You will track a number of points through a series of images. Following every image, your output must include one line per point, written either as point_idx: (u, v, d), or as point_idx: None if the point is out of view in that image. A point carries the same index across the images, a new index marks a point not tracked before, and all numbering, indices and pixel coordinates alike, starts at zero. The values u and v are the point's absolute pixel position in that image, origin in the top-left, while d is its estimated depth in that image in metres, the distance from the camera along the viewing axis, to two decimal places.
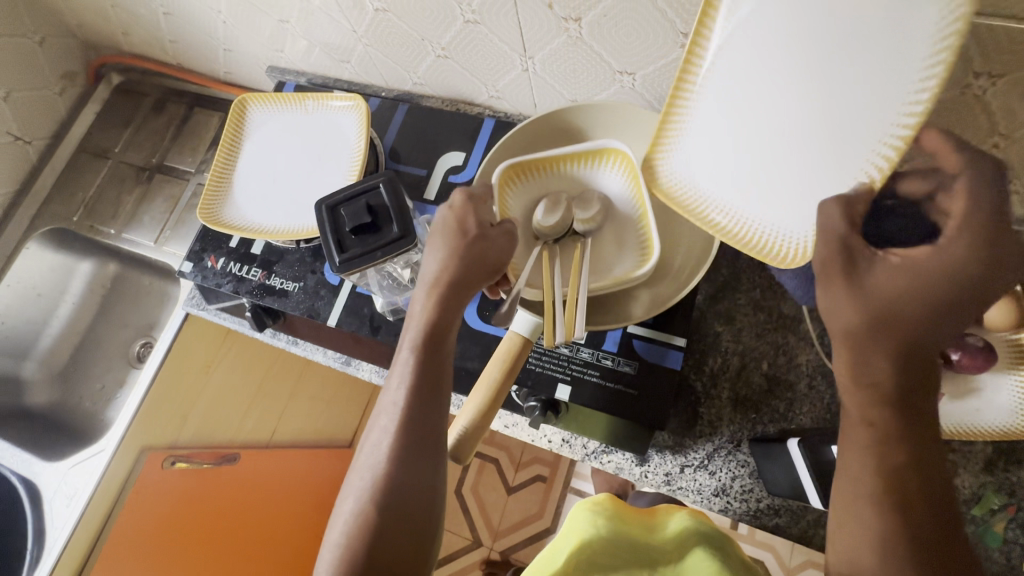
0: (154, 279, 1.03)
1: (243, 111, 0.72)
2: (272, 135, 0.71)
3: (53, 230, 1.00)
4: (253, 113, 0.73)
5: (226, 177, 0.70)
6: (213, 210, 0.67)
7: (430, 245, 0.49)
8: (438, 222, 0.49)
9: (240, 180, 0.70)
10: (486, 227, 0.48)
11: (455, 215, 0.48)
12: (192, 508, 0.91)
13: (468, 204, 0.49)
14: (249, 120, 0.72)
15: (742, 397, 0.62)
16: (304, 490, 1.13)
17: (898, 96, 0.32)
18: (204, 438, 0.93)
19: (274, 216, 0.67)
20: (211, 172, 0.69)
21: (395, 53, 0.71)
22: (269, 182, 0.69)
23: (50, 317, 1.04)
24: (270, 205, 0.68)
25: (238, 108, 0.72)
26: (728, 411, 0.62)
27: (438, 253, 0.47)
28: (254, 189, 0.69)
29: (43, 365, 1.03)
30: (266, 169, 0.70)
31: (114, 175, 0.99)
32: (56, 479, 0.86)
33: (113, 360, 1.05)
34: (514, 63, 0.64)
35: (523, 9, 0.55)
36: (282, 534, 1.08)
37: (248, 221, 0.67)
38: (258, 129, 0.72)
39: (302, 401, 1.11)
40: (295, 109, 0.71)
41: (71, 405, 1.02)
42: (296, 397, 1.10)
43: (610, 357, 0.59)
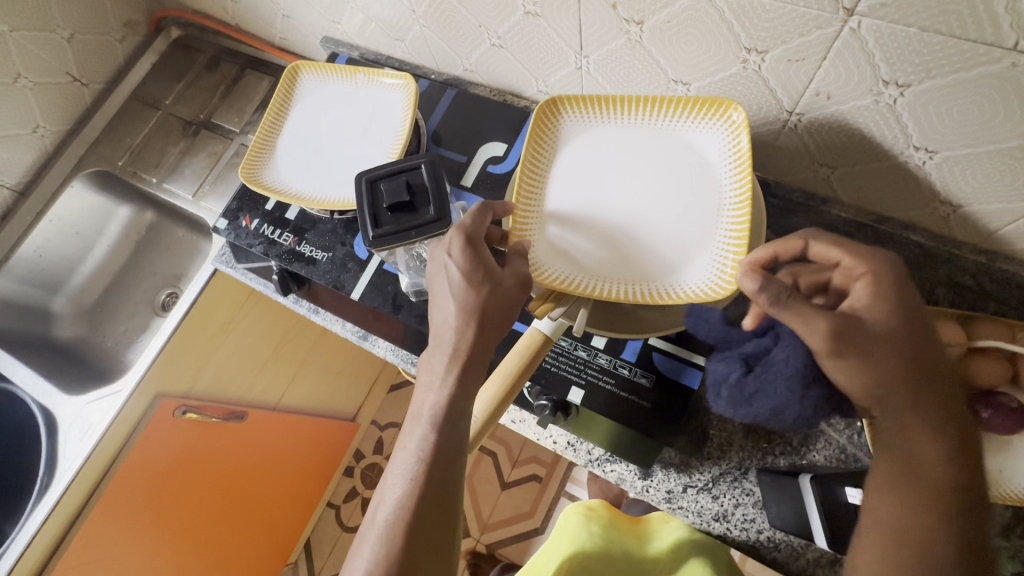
0: (184, 232, 1.09)
1: (295, 77, 0.73)
2: (317, 103, 0.72)
3: (98, 172, 1.01)
4: (304, 81, 0.73)
5: (271, 141, 0.71)
6: (255, 170, 0.68)
7: (441, 298, 0.47)
8: (450, 270, 0.47)
9: (283, 144, 0.71)
10: (496, 273, 0.47)
11: (465, 263, 0.46)
12: (195, 456, 0.93)
13: (466, 250, 0.47)
14: (299, 85, 0.73)
15: (756, 425, 0.61)
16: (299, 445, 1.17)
17: (724, 182, 0.50)
18: (215, 392, 0.95)
19: (312, 183, 0.68)
20: (257, 134, 0.70)
21: (450, 37, 0.71)
22: (308, 150, 0.70)
23: (85, 256, 1.07)
24: (307, 173, 0.69)
25: (289, 73, 0.73)
26: (740, 437, 0.60)
27: (451, 308, 0.46)
28: (293, 154, 0.70)
29: (72, 302, 1.06)
30: (308, 135, 0.70)
31: (161, 126, 1.00)
32: (73, 412, 0.84)
33: (139, 305, 1.08)
34: (569, 60, 0.63)
35: (586, 5, 0.54)
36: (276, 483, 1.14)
37: (286, 186, 0.68)
38: (307, 96, 0.72)
39: (309, 366, 1.13)
40: (346, 82, 0.72)
41: (94, 343, 1.05)
42: (308, 364, 1.12)
43: (627, 366, 0.58)
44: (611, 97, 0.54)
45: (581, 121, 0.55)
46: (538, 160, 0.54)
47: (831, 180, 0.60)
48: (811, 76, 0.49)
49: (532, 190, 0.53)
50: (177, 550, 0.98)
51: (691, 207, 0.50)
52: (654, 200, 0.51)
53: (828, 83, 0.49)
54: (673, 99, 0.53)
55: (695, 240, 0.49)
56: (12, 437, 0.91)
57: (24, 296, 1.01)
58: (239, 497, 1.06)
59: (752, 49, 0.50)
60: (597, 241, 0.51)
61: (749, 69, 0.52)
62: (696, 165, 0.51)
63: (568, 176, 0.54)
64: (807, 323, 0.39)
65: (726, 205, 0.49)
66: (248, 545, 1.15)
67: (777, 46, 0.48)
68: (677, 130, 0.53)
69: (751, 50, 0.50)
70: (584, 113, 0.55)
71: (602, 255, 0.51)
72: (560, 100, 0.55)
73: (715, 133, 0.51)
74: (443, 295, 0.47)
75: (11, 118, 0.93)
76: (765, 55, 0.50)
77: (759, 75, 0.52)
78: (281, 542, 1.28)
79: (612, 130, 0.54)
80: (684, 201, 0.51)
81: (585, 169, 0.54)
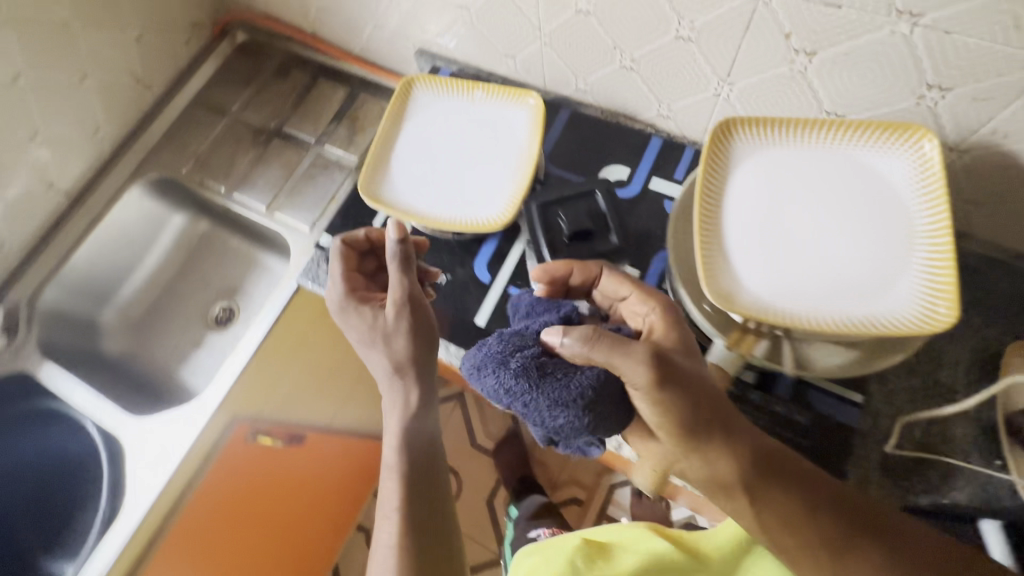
0: (241, 244, 1.05)
1: (408, 90, 0.70)
2: (434, 120, 0.69)
3: (159, 179, 0.96)
4: (418, 95, 0.71)
5: (385, 156, 0.68)
6: (373, 188, 0.66)
7: (369, 349, 0.59)
8: (357, 323, 0.60)
9: (398, 160, 0.68)
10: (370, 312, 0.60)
11: (346, 307, 0.61)
12: (259, 480, 0.89)
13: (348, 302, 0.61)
14: (412, 99, 0.70)
15: (892, 463, 0.56)
16: (345, 466, 1.13)
17: (914, 210, 0.48)
18: (281, 415, 0.90)
19: (434, 204, 0.65)
20: (372, 149, 0.67)
21: (573, 57, 0.69)
22: (426, 168, 0.67)
23: (136, 266, 1.01)
24: (427, 191, 0.66)
25: (404, 87, 0.70)
26: (878, 475, 0.56)
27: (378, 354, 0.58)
28: (410, 172, 0.67)
29: (121, 314, 1.00)
30: (426, 152, 0.68)
31: (229, 134, 0.96)
32: (142, 437, 0.78)
33: (190, 319, 1.02)
34: (708, 87, 0.62)
35: (754, 34, 0.53)
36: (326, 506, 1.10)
37: (405, 204, 0.65)
38: (421, 110, 0.70)
39: (361, 384, 1.10)
40: (465, 99, 0.70)
41: (143, 359, 0.99)
42: (359, 381, 1.08)
43: (781, 403, 0.57)
44: (784, 120, 0.52)
45: (754, 144, 0.52)
46: (711, 184, 0.51)
47: (973, 217, 0.60)
48: (991, 115, 0.49)
49: (709, 216, 0.50)
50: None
51: (883, 235, 0.48)
52: (836, 228, 0.49)
53: (1010, 122, 0.49)
54: (855, 123, 0.51)
55: (893, 268, 0.47)
56: (64, 462, 0.84)
57: (75, 308, 0.94)
58: (291, 523, 1.02)
59: (935, 86, 0.49)
60: (785, 270, 0.48)
61: (922, 105, 0.51)
62: (882, 193, 0.50)
63: (743, 200, 0.51)
64: (626, 355, 0.45)
65: (923, 234, 0.47)
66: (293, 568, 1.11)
67: (965, 84, 0.48)
68: (857, 155, 0.51)
69: (934, 86, 0.49)
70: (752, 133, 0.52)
71: (795, 285, 0.48)
72: (734, 121, 0.51)
73: (900, 161, 0.50)
74: (367, 347, 0.59)
75: (75, 120, 0.88)
76: (946, 93, 0.49)
77: (931, 112, 0.51)
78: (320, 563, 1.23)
79: (788, 155, 0.52)
80: (874, 230, 0.49)
81: (764, 195, 0.51)
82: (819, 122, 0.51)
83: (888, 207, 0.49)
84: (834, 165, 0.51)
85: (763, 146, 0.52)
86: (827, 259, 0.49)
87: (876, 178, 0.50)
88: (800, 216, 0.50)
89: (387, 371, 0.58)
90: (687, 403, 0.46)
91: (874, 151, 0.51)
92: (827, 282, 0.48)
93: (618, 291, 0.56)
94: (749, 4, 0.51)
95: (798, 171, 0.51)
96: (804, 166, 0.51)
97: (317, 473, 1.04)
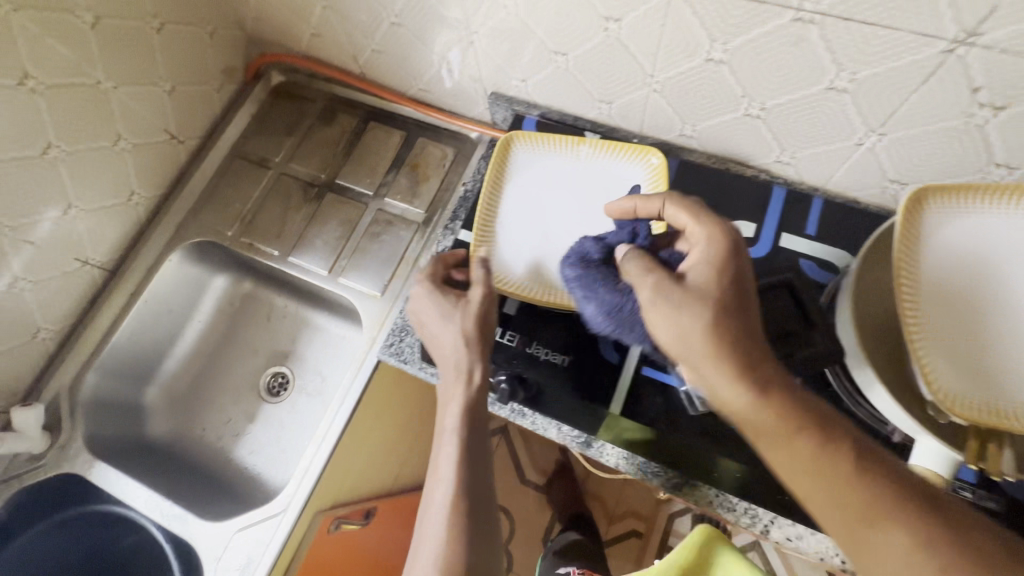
0: (287, 302, 0.95)
1: (507, 150, 0.65)
2: (541, 181, 0.64)
3: (202, 243, 0.88)
4: (520, 155, 0.66)
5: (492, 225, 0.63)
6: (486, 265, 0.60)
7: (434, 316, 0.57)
8: (432, 293, 0.58)
9: (506, 229, 0.63)
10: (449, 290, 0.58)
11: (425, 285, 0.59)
12: (340, 567, 0.83)
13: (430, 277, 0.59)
14: (512, 159, 0.65)
15: None
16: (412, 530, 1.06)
17: None
18: (358, 494, 0.83)
19: (555, 279, 0.60)
20: (477, 219, 0.62)
21: (686, 104, 0.63)
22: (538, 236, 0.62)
23: (178, 336, 0.93)
24: (543, 261, 0.61)
25: (502, 147, 0.65)
26: None
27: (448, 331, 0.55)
28: (521, 241, 0.62)
29: (166, 390, 0.92)
30: (536, 217, 0.63)
31: (276, 189, 0.88)
32: (219, 543, 0.71)
33: (241, 390, 0.93)
34: (851, 135, 0.57)
35: (934, 86, 0.47)
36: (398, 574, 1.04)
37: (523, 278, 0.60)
38: (523, 170, 0.65)
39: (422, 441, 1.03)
40: (571, 157, 0.65)
41: (194, 438, 0.90)
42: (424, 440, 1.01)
43: (968, 487, 0.52)
44: (982, 185, 0.45)
45: (945, 216, 0.46)
46: (905, 265, 0.45)
47: None
48: None
49: (908, 303, 0.44)
50: None
51: None
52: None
53: None
54: None
55: None
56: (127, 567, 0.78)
57: (117, 393, 0.86)
58: None
59: None
60: (1004, 358, 0.43)
61: None
62: None
63: (943, 279, 0.45)
64: (654, 290, 0.45)
65: None
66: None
67: None
68: None
69: None
70: (941, 200, 0.46)
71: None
72: (923, 192, 0.46)
73: None
74: (433, 317, 0.57)
75: (109, 190, 0.79)
76: None
77: None
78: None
79: (986, 226, 0.46)
80: None
81: (966, 276, 0.45)
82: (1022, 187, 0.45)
83: None
84: None
85: (958, 216, 0.46)
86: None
87: None
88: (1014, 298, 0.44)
89: (448, 359, 0.55)
90: (685, 330, 0.43)
91: None
92: None
93: (677, 222, 0.49)
94: (940, 58, 0.45)
95: (1001, 244, 0.45)
96: (1009, 235, 0.45)
97: (388, 544, 0.98)
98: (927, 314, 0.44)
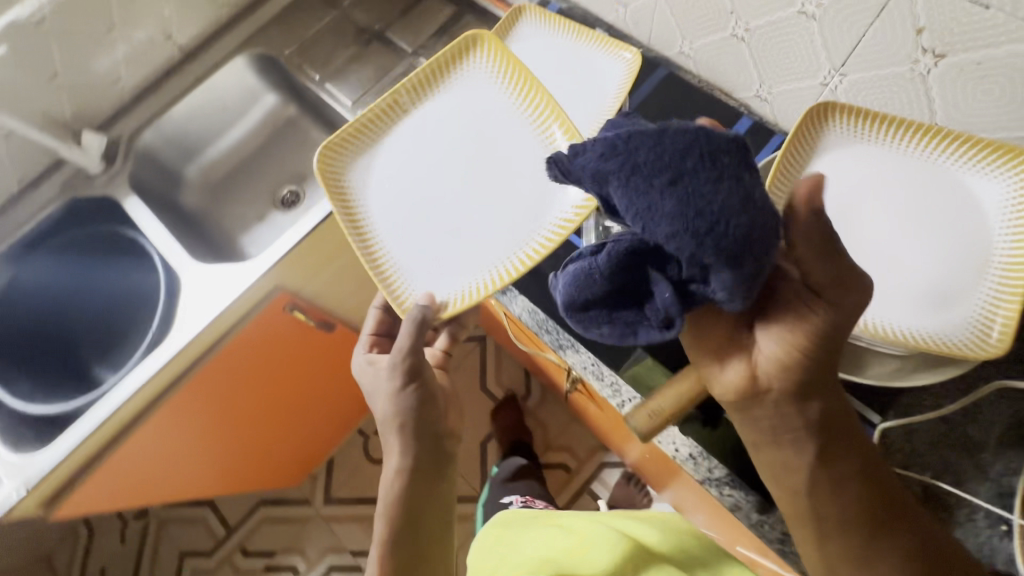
0: (320, 135, 1.09)
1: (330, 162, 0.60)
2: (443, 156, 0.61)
3: (263, 55, 1.02)
4: (339, 160, 0.61)
5: (428, 238, 0.58)
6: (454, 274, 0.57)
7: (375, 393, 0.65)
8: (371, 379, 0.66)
9: (380, 208, 0.60)
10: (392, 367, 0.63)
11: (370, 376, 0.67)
12: (285, 355, 0.97)
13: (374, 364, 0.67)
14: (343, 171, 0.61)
15: None
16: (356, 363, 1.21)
17: (997, 232, 0.47)
18: (319, 299, 0.97)
19: None
20: (410, 236, 0.59)
21: (686, 17, 0.67)
22: (436, 196, 0.59)
23: (224, 133, 1.08)
24: (455, 228, 0.59)
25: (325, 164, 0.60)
26: None
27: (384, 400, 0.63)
28: (410, 204, 0.60)
29: (202, 173, 1.08)
30: (410, 174, 0.61)
31: (335, 28, 1.00)
32: (198, 282, 0.86)
33: (259, 194, 1.09)
34: (817, 74, 0.60)
35: (884, 23, 0.51)
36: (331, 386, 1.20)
37: (434, 253, 0.58)
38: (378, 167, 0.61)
39: None
40: (386, 117, 0.62)
41: (212, 217, 1.07)
42: None
43: None
44: (889, 115, 0.49)
45: (844, 135, 0.51)
46: (788, 173, 0.50)
47: None
48: None
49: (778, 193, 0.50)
50: (222, 433, 1.01)
51: (958, 251, 0.48)
52: (921, 216, 0.49)
53: None
54: (957, 135, 0.48)
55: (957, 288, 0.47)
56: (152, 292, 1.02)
57: (163, 157, 1.03)
58: (297, 394, 1.12)
59: None
60: None
61: None
62: (970, 211, 0.48)
63: (821, 186, 0.51)
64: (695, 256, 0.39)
65: (996, 258, 0.47)
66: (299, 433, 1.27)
67: None
68: (953, 171, 0.49)
69: None
70: (847, 120, 0.51)
71: None
72: (831, 105, 0.50)
73: (1002, 178, 0.47)
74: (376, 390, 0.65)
75: None
76: None
77: None
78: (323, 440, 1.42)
79: (875, 153, 0.50)
80: (950, 246, 0.48)
81: (840, 189, 0.50)
82: (920, 125, 0.49)
83: (968, 224, 0.48)
84: (924, 170, 0.49)
85: (855, 139, 0.51)
86: (882, 253, 0.49)
87: (967, 197, 0.48)
88: (871, 214, 0.49)
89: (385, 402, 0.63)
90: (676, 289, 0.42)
91: (975, 174, 0.48)
92: (881, 286, 0.48)
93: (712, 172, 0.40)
94: None
95: (884, 169, 0.50)
96: (893, 164, 0.50)
97: (332, 360, 1.13)
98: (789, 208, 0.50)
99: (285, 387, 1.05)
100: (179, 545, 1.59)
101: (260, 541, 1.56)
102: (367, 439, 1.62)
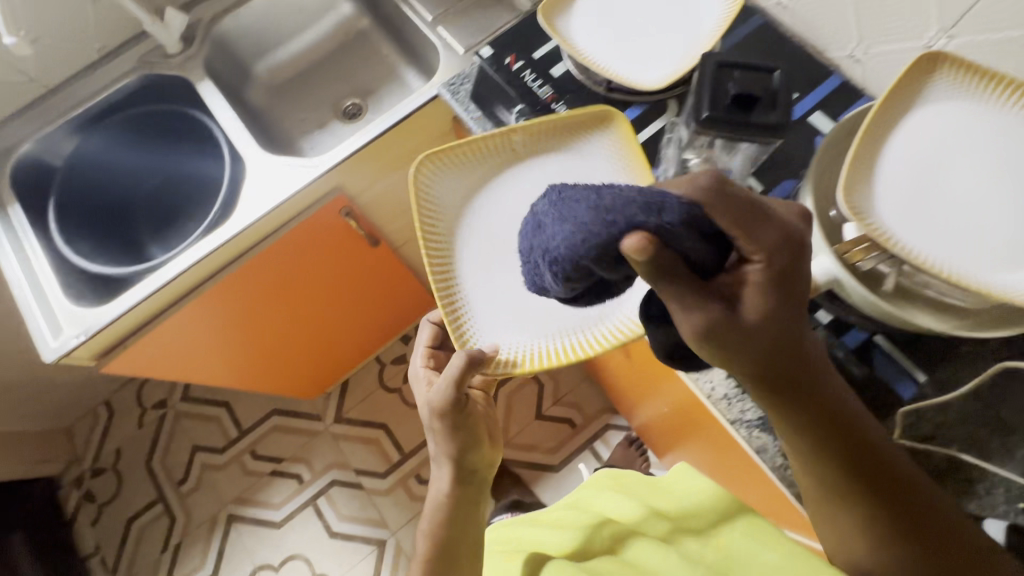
0: (390, 52, 1.09)
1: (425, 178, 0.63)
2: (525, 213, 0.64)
3: None
4: (432, 179, 0.64)
5: (497, 301, 0.61)
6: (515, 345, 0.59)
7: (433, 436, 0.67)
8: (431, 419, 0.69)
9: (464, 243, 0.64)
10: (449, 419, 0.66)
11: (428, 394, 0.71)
12: (331, 258, 1.01)
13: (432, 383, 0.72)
14: (433, 191, 0.64)
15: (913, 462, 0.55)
16: (391, 283, 1.26)
17: None
18: (369, 210, 0.99)
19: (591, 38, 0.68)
20: (479, 291, 0.61)
21: None
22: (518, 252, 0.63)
23: (297, 36, 1.09)
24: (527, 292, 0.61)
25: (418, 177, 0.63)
26: None
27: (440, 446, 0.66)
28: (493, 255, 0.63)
29: (270, 73, 1.09)
30: (504, 224, 0.64)
31: None
32: (261, 172, 0.88)
33: (322, 102, 1.10)
34: (920, 38, 0.63)
35: None
36: (363, 304, 1.25)
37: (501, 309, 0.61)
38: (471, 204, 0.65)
39: None
40: (496, 153, 0.66)
41: (275, 118, 1.08)
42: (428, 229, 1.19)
43: (842, 349, 0.57)
44: (996, 74, 0.50)
45: (947, 88, 0.51)
46: (887, 112, 0.50)
47: None
48: None
49: (874, 125, 0.50)
50: (264, 328, 1.05)
51: None
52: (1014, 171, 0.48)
53: None
54: None
55: None
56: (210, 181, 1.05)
57: (236, 50, 1.04)
58: (335, 303, 1.16)
59: None
60: (922, 201, 0.48)
61: None
62: None
63: (915, 130, 0.50)
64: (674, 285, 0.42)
65: None
66: (326, 343, 1.32)
67: None
68: None
69: None
70: (952, 75, 0.51)
71: (926, 222, 0.47)
72: (941, 57, 0.51)
73: None
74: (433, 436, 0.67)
75: None
76: None
77: None
78: (342, 357, 1.47)
79: (975, 108, 0.50)
80: None
81: (933, 137, 0.50)
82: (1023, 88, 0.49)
83: None
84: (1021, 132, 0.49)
85: (957, 92, 0.51)
86: (965, 201, 0.48)
87: None
88: (962, 163, 0.49)
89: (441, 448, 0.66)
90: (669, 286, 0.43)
91: None
92: (956, 230, 0.47)
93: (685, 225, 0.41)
94: None
95: (980, 126, 0.50)
96: (990, 122, 0.50)
97: (371, 276, 1.17)
98: (882, 142, 0.50)
99: (325, 293, 1.10)
100: (192, 439, 1.66)
101: (270, 447, 1.62)
102: (383, 367, 1.66)
